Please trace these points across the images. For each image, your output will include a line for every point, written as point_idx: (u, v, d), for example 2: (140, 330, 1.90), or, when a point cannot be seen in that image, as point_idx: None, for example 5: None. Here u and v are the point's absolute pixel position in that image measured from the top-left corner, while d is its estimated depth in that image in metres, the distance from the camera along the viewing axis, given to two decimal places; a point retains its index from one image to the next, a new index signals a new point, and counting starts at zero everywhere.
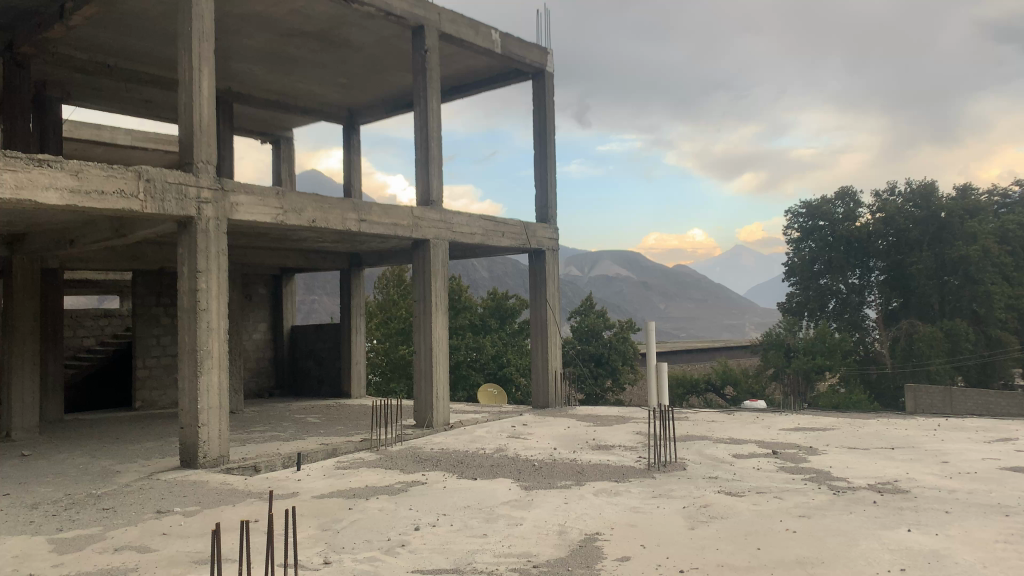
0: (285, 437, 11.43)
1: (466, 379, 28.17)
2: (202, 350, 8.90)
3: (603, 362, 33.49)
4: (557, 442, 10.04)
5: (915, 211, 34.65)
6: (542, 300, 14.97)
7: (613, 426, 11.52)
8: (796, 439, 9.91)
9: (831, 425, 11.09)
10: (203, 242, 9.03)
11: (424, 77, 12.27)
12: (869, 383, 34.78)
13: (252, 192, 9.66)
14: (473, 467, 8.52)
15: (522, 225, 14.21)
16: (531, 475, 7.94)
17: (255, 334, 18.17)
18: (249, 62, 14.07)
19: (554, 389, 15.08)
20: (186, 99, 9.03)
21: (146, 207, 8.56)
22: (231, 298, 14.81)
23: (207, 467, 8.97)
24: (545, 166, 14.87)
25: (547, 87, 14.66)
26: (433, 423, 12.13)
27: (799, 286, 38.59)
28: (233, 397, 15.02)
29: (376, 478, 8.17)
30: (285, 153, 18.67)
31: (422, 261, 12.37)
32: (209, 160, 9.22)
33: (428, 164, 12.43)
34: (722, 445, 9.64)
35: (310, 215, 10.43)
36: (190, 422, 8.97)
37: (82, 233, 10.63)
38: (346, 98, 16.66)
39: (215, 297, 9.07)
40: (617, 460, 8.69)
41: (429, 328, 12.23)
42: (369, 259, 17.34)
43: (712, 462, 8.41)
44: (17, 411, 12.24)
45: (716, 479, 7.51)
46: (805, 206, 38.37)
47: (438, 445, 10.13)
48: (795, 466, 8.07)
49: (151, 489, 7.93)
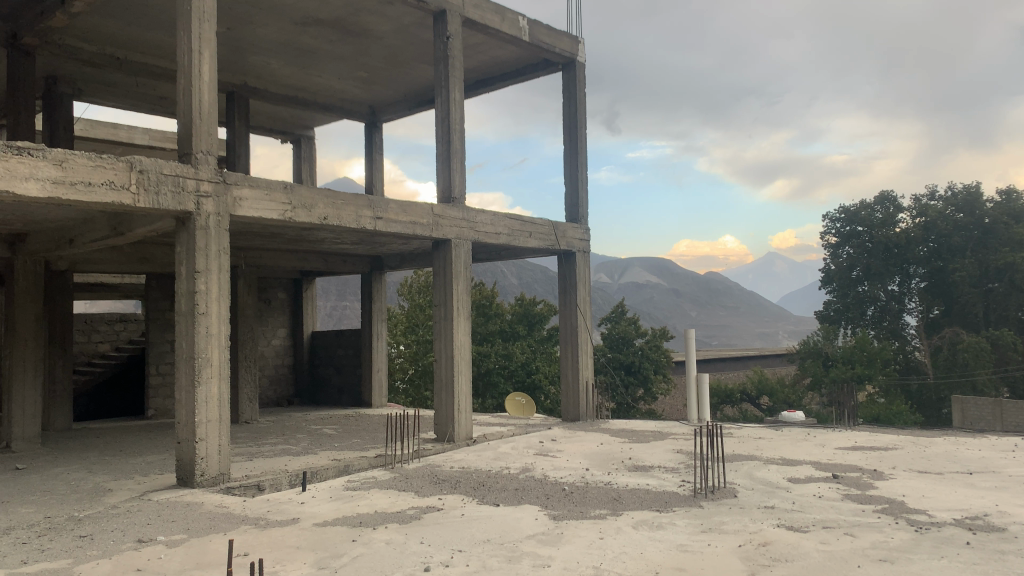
0: (296, 450, 10.64)
1: (495, 387, 27.37)
2: (200, 357, 8.14)
3: (633, 371, 32.42)
4: (589, 462, 9.11)
5: (958, 217, 33.36)
6: (573, 306, 14.06)
7: (650, 443, 10.56)
8: (857, 461, 8.87)
9: (894, 445, 10.01)
10: (203, 240, 8.26)
11: (446, 65, 11.47)
12: (910, 393, 33.00)
13: (257, 185, 8.88)
14: (496, 490, 7.62)
15: (550, 224, 13.31)
16: (561, 501, 7.03)
17: (273, 340, 17.49)
18: (265, 54, 13.36)
19: (586, 400, 14.15)
20: (185, 85, 8.30)
21: (139, 201, 7.81)
22: (245, 303, 14.07)
23: (205, 486, 8.18)
24: (576, 162, 13.99)
25: (578, 78, 13.78)
26: (454, 437, 11.27)
27: (836, 293, 37.02)
28: (248, 406, 14.30)
29: (389, 502, 7.31)
30: (305, 153, 18.04)
31: (442, 262, 11.52)
32: (209, 150, 8.47)
33: (450, 159, 11.59)
34: (775, 466, 8.64)
35: (321, 211, 9.63)
36: (187, 437, 8.17)
37: (81, 232, 9.95)
38: (367, 94, 15.93)
39: (216, 300, 8.31)
40: (657, 484, 7.74)
41: (451, 335, 11.38)
42: (391, 262, 16.57)
43: (766, 488, 7.42)
44: (18, 419, 11.56)
45: (774, 510, 6.53)
46: (843, 211, 37.02)
47: (459, 464, 9.26)
48: (863, 494, 7.07)
49: (139, 512, 7.14)
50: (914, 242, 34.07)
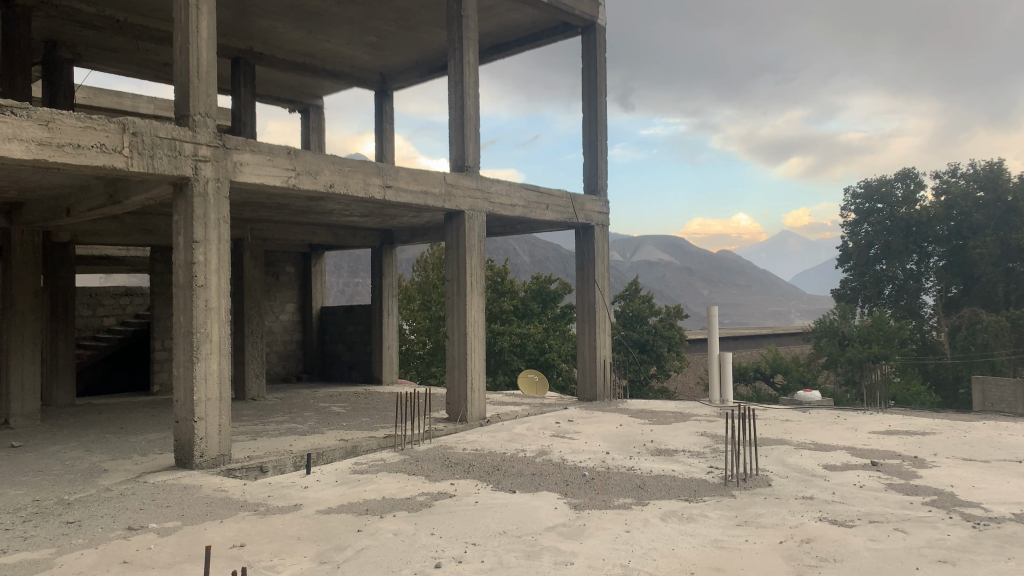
0: (302, 429, 10.21)
1: (507, 365, 26.91)
2: (199, 332, 7.68)
3: (647, 349, 31.92)
4: (609, 445, 8.62)
5: (981, 195, 32.65)
6: (590, 282, 13.50)
7: (673, 425, 10.05)
8: (895, 447, 8.35)
9: (930, 429, 9.48)
10: (201, 208, 7.76)
11: (460, 26, 10.91)
12: (927, 373, 32.21)
13: (259, 150, 8.37)
14: (512, 475, 7.15)
15: (568, 196, 12.76)
16: (582, 489, 6.55)
17: (282, 315, 17.10)
18: (271, 16, 12.80)
19: (603, 380, 13.67)
20: (182, 42, 7.77)
21: (132, 165, 7.32)
22: (251, 277, 13.58)
23: (204, 468, 7.75)
24: (595, 130, 13.40)
25: (598, 42, 13.14)
26: (466, 417, 10.82)
27: (853, 272, 36.19)
28: (255, 383, 13.87)
29: (398, 488, 6.84)
30: (314, 123, 17.49)
31: (455, 234, 11.00)
32: (208, 112, 7.94)
33: (463, 126, 11.03)
34: (808, 452, 8.14)
35: (327, 178, 9.11)
36: (185, 416, 7.74)
37: (77, 201, 9.48)
38: (378, 60, 15.34)
39: (216, 271, 7.84)
40: (683, 470, 7.25)
41: (463, 311, 10.88)
42: (402, 235, 16.06)
43: (801, 476, 6.92)
44: (16, 395, 11.15)
45: (814, 502, 6.04)
46: (863, 187, 36.06)
47: (472, 446, 8.81)
48: (908, 484, 6.57)
49: (132, 497, 6.71)
50: (934, 220, 33.26)
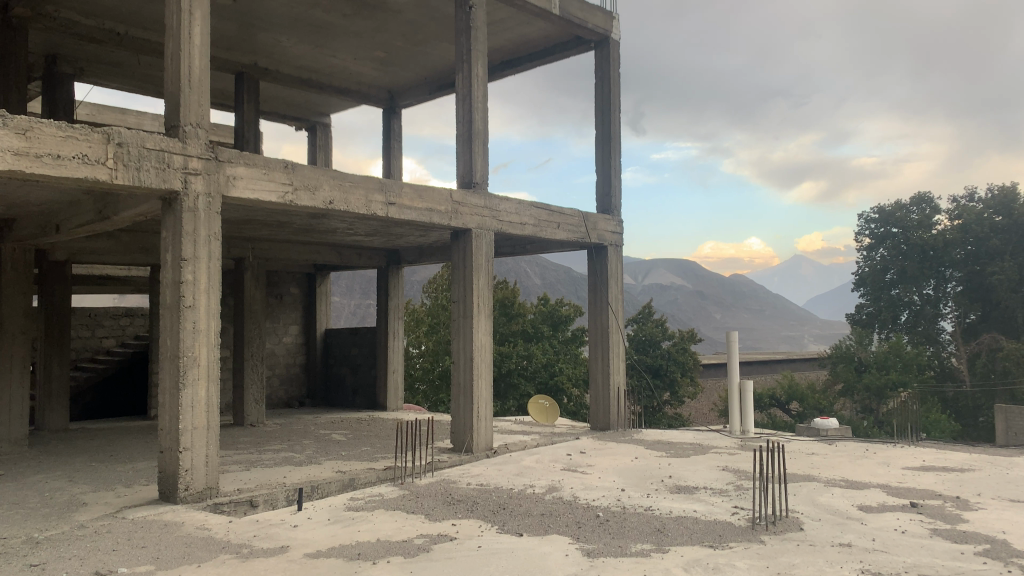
0: (299, 459, 9.67)
1: (517, 389, 26.31)
2: (186, 357, 7.20)
3: (660, 374, 31.23)
4: (624, 480, 8.04)
5: (997, 219, 32.00)
6: (603, 304, 12.97)
7: (692, 458, 9.45)
8: (934, 485, 7.72)
9: (969, 465, 8.84)
10: (191, 224, 7.30)
11: (468, 38, 10.50)
12: (946, 401, 31.31)
13: (253, 163, 7.93)
14: (518, 515, 6.59)
15: (580, 215, 12.26)
16: (595, 532, 5.97)
17: (285, 337, 16.63)
18: (276, 30, 12.46)
19: (616, 408, 13.08)
20: (174, 49, 7.36)
21: (116, 178, 6.88)
22: (252, 297, 13.09)
23: (190, 502, 7.21)
24: (608, 148, 12.94)
25: (611, 56, 12.71)
26: (472, 447, 10.26)
27: (870, 297, 35.48)
28: (254, 408, 13.40)
29: (394, 528, 6.28)
30: (321, 140, 17.13)
31: (461, 253, 10.51)
32: (199, 122, 7.51)
33: (471, 141, 10.58)
34: (839, 490, 7.53)
35: (327, 194, 8.65)
36: (170, 446, 7.22)
37: (67, 216, 9.06)
38: (386, 77, 14.98)
39: (205, 291, 7.37)
40: (704, 511, 6.67)
41: (470, 335, 10.36)
42: (408, 255, 15.59)
43: (836, 519, 6.32)
44: (3, 420, 10.67)
45: (852, 550, 5.45)
46: (878, 212, 35.55)
47: (477, 480, 8.24)
48: (955, 531, 5.96)
49: (107, 535, 6.18)
50: (951, 245, 32.58)
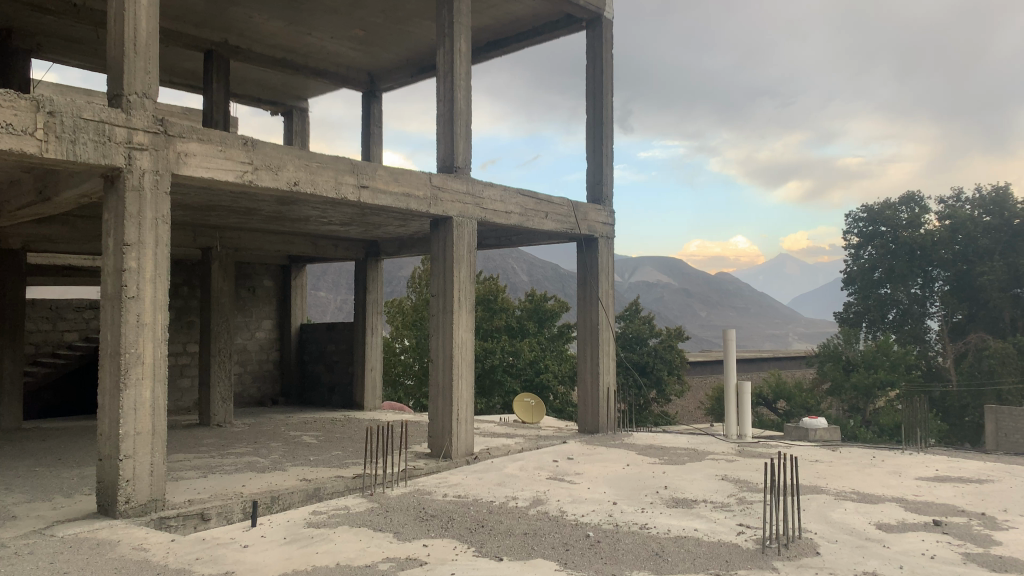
0: (263, 465, 8.89)
1: (502, 386, 25.72)
2: (128, 354, 6.42)
3: (647, 372, 30.53)
4: (617, 492, 7.33)
5: (988, 219, 31.50)
6: (592, 300, 12.26)
7: (689, 466, 8.76)
8: (954, 499, 7.06)
9: (987, 476, 8.18)
10: (135, 205, 6.52)
11: (450, 11, 9.75)
12: (933, 401, 30.57)
13: (208, 138, 7.15)
14: (500, 534, 5.87)
15: (569, 204, 11.53)
16: (585, 556, 5.26)
17: (258, 332, 15.86)
18: (247, 4, 11.63)
19: (605, 410, 12.37)
20: (117, 8, 6.57)
21: (47, 151, 6.07)
22: (220, 288, 12.27)
23: (131, 517, 6.42)
24: (600, 134, 12.23)
25: (603, 37, 11.98)
26: (451, 453, 9.53)
27: (857, 295, 34.96)
28: (221, 406, 12.59)
29: (357, 550, 5.54)
30: (297, 126, 16.34)
31: (440, 244, 9.76)
32: (146, 92, 6.71)
33: (452, 122, 9.82)
34: (853, 504, 6.86)
35: (291, 176, 7.89)
36: (109, 454, 6.44)
37: (8, 197, 8.22)
38: (365, 57, 14.18)
39: (151, 280, 6.59)
40: (708, 529, 5.97)
41: (450, 332, 9.63)
42: (387, 247, 14.83)
43: (856, 541, 5.64)
44: None
45: None
46: (866, 211, 35.05)
47: (455, 491, 7.51)
48: (992, 556, 5.29)
49: (25, 558, 5.37)
50: (938, 243, 31.95)
